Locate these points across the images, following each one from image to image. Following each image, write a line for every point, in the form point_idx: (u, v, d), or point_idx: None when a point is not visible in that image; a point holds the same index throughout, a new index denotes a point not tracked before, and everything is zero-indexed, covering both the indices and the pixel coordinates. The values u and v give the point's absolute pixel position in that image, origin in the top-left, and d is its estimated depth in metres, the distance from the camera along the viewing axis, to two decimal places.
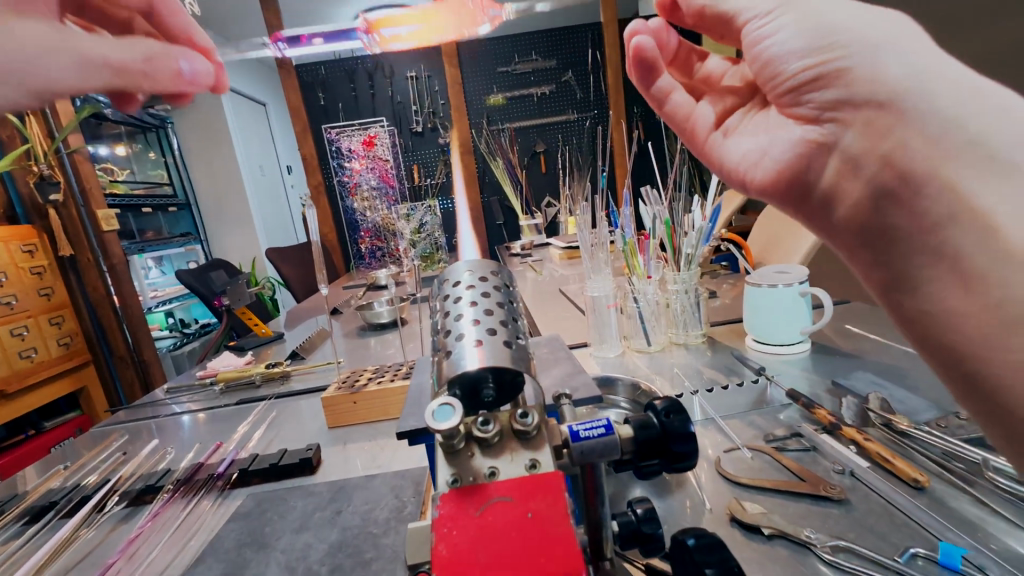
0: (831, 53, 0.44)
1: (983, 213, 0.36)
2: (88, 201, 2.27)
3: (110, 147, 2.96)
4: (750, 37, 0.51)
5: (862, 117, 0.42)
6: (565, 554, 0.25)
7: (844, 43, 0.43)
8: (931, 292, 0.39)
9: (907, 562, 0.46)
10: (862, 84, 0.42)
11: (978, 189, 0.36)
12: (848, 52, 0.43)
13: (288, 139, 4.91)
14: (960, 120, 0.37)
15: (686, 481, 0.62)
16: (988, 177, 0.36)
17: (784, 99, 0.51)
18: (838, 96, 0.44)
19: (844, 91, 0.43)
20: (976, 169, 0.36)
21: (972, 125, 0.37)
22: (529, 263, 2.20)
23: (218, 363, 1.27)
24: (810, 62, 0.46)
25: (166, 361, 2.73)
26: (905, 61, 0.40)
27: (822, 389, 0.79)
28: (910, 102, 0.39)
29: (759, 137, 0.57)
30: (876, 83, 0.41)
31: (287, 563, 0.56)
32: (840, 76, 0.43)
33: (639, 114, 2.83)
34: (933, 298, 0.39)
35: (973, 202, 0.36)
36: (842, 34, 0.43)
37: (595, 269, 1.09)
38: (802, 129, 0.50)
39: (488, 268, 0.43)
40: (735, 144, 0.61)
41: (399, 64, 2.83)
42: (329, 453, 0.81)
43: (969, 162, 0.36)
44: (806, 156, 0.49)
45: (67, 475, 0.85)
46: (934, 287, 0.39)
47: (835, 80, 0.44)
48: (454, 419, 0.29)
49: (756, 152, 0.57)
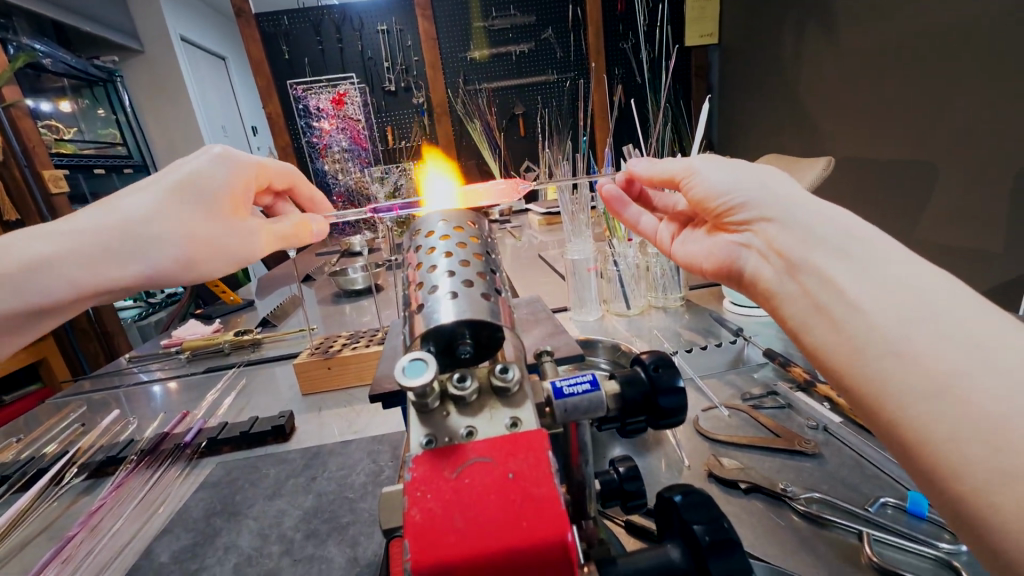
0: (736, 185, 0.51)
1: (838, 280, 0.38)
2: (33, 161, 1.95)
3: (55, 103, 2.43)
4: (678, 174, 0.60)
5: (768, 231, 0.46)
6: (547, 515, 0.23)
7: (745, 176, 0.51)
8: (813, 341, 0.40)
9: (877, 511, 0.47)
10: (764, 206, 0.48)
11: (835, 265, 0.39)
12: (748, 183, 0.50)
13: (250, 98, 4.62)
14: (831, 225, 0.42)
15: (665, 439, 0.62)
16: (842, 257, 0.39)
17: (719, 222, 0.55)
18: (750, 216, 0.49)
19: (755, 212, 0.49)
20: (834, 255, 0.40)
21: (831, 228, 0.41)
22: (508, 229, 2.15)
23: (184, 332, 1.21)
24: (719, 198, 0.53)
25: (132, 332, 2.59)
26: (787, 193, 0.47)
27: (796, 349, 0.81)
28: (791, 217, 0.45)
29: (708, 250, 0.60)
30: (771, 205, 0.47)
31: (259, 531, 0.55)
32: (747, 202, 0.50)
33: (621, 76, 2.74)
34: (815, 344, 0.39)
35: (830, 274, 0.39)
36: (738, 181, 0.51)
37: (576, 232, 1.07)
38: (739, 247, 0.52)
39: (464, 219, 0.40)
40: (695, 252, 0.64)
41: (367, 15, 2.61)
42: (303, 420, 0.79)
43: (843, 259, 0.39)
44: (738, 271, 0.53)
45: (21, 449, 0.81)
46: (815, 332, 0.40)
47: (744, 204, 0.50)
48: (427, 375, 0.26)
49: (712, 259, 0.59)
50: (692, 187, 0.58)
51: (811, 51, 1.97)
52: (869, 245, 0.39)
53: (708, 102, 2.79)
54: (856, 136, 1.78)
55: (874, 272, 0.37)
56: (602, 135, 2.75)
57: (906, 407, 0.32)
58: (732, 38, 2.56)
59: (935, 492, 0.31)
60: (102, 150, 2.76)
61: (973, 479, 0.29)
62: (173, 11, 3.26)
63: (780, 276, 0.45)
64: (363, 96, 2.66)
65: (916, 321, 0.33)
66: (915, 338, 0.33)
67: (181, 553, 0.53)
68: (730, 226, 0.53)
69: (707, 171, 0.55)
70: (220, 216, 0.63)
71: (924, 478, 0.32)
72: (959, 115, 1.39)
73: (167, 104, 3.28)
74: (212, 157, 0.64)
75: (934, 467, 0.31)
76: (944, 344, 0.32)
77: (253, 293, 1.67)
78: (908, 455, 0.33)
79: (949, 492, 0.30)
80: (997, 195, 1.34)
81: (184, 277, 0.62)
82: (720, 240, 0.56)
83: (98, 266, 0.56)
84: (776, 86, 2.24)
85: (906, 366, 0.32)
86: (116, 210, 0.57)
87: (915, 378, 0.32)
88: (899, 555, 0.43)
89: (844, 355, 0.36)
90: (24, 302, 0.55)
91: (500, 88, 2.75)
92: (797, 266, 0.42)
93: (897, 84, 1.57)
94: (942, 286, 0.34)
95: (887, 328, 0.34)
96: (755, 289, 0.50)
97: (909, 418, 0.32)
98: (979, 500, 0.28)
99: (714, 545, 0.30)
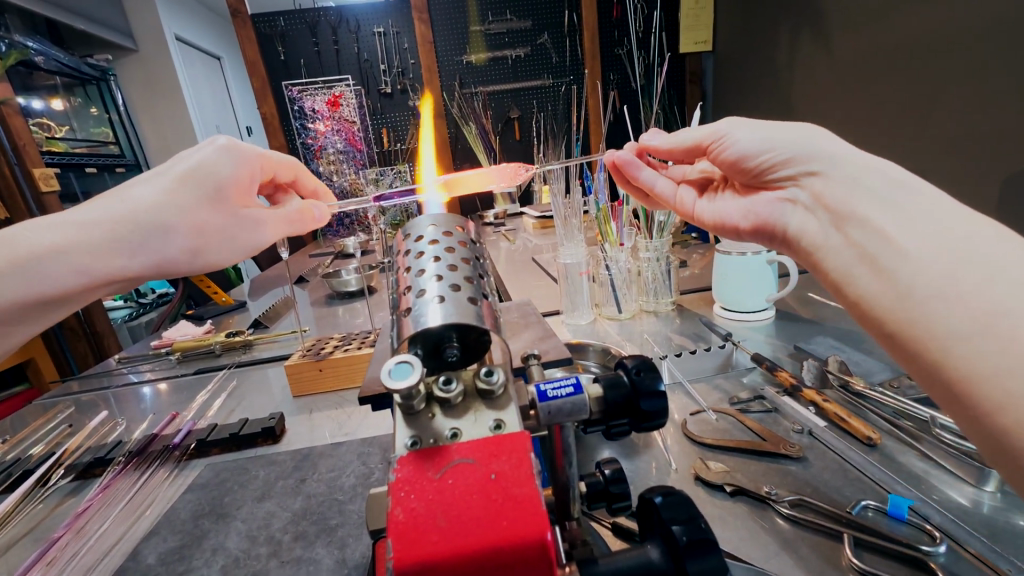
0: (774, 141, 0.53)
1: (887, 229, 0.40)
2: (23, 158, 1.93)
3: (47, 101, 2.42)
4: (712, 139, 0.61)
5: (814, 184, 0.48)
6: (528, 513, 0.24)
7: (783, 133, 0.52)
8: (857, 290, 0.42)
9: (859, 513, 0.48)
10: (806, 159, 0.49)
11: (882, 215, 0.41)
12: (787, 138, 0.52)
13: (245, 98, 4.60)
14: (875, 177, 0.43)
15: (653, 443, 0.63)
16: (889, 207, 0.41)
17: (759, 182, 0.57)
18: (793, 171, 0.51)
19: (797, 166, 0.50)
20: (882, 204, 0.41)
21: (877, 178, 0.43)
22: (502, 232, 2.16)
23: (174, 332, 1.20)
24: (758, 157, 0.55)
25: (122, 332, 2.56)
26: (828, 146, 0.49)
27: (784, 353, 0.82)
28: (835, 170, 0.46)
29: (744, 210, 0.62)
30: (813, 158, 0.49)
31: (248, 532, 0.55)
32: (789, 157, 0.51)
33: (616, 81, 2.76)
34: (860, 294, 0.42)
35: (877, 224, 0.41)
36: (777, 139, 0.52)
37: (568, 236, 1.08)
38: (781, 204, 0.54)
39: (455, 223, 0.41)
40: (727, 214, 0.65)
41: (364, 18, 2.61)
42: (293, 423, 0.78)
43: (889, 210, 0.41)
44: (780, 227, 0.55)
45: (8, 449, 0.80)
46: (859, 282, 0.42)
47: (785, 160, 0.52)
48: (412, 378, 0.27)
49: (751, 217, 0.60)
50: (724, 151, 0.59)
51: (804, 60, 2.00)
52: (915, 194, 0.40)
53: (700, 109, 2.83)
54: (846, 145, 1.81)
55: (921, 220, 0.39)
56: (596, 139, 2.78)
57: (952, 348, 0.34)
58: (726, 46, 2.60)
59: (977, 425, 0.34)
60: (94, 149, 2.74)
61: (1018, 413, 0.31)
62: (169, 10, 3.25)
63: (824, 228, 0.47)
64: (358, 98, 2.67)
65: (965, 266, 0.35)
66: (965, 281, 0.35)
67: (168, 555, 0.53)
68: (772, 183, 0.55)
69: (741, 133, 0.56)
70: (227, 206, 0.63)
71: (966, 414, 0.34)
72: (947, 124, 1.42)
73: (162, 104, 3.27)
74: (218, 147, 0.63)
75: (977, 403, 0.33)
76: (992, 288, 0.33)
77: (245, 294, 1.66)
78: (951, 394, 0.35)
79: (991, 425, 0.32)
80: (984, 203, 1.37)
81: (191, 266, 0.62)
82: (758, 199, 0.58)
83: (108, 256, 0.56)
84: (769, 93, 2.27)
85: (954, 311, 0.34)
86: (125, 199, 0.57)
87: (965, 321, 0.34)
88: (878, 559, 0.44)
89: (891, 303, 0.38)
90: (30, 292, 0.54)
91: (496, 92, 2.76)
92: (843, 218, 0.44)
93: (887, 93, 1.60)
94: (986, 232, 0.36)
95: (935, 275, 0.36)
96: (800, 244, 0.52)
97: (957, 359, 0.34)
98: (1019, 429, 0.31)
99: (691, 545, 0.31)
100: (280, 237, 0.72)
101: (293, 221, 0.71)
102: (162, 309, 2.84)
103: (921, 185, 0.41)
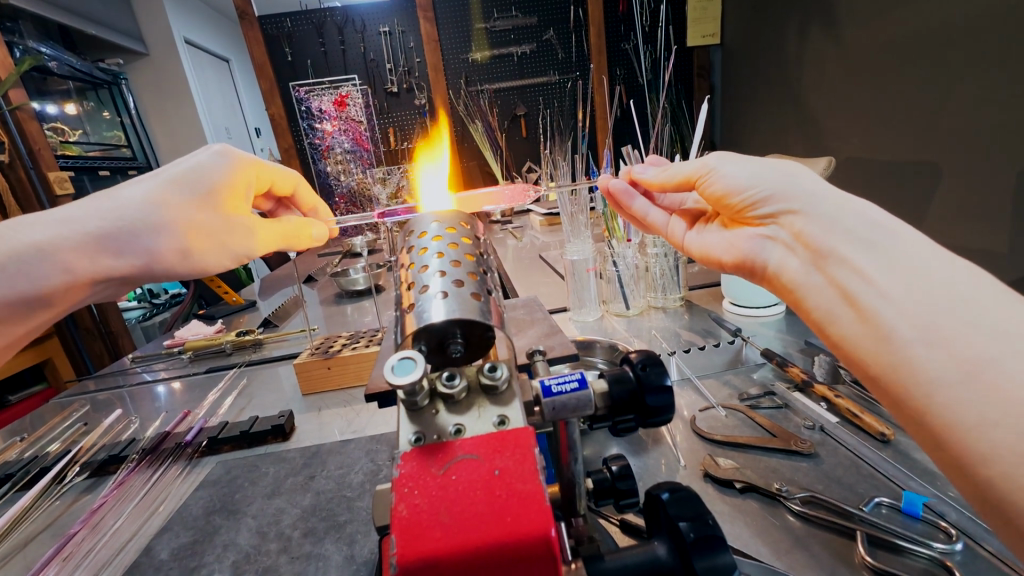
0: (760, 178, 0.52)
1: (866, 271, 0.39)
2: (38, 162, 1.96)
3: (60, 105, 2.45)
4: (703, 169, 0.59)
5: (796, 224, 0.47)
6: (531, 511, 0.24)
7: (771, 172, 0.51)
8: (839, 331, 0.41)
9: (872, 510, 0.47)
10: (791, 196, 0.48)
11: (862, 255, 0.40)
12: (774, 176, 0.50)
13: (253, 100, 4.65)
14: (852, 212, 0.43)
15: (662, 440, 0.62)
16: (868, 246, 0.40)
17: (746, 219, 0.55)
18: (778, 210, 0.50)
19: (781, 202, 0.49)
20: (863, 245, 0.41)
21: (857, 220, 0.42)
22: (510, 230, 2.17)
23: (186, 332, 1.22)
24: (740, 193, 0.54)
25: (136, 332, 2.59)
26: (809, 186, 0.48)
27: (795, 349, 0.81)
28: (816, 212, 0.46)
29: (729, 247, 0.60)
30: (795, 197, 0.48)
31: (258, 528, 0.55)
32: (774, 192, 0.50)
33: (623, 76, 2.74)
34: (842, 334, 0.41)
35: (858, 264, 0.40)
36: (761, 176, 0.52)
37: (575, 233, 1.08)
38: (767, 243, 0.52)
39: (457, 220, 0.41)
40: (714, 246, 0.64)
41: (369, 17, 2.61)
42: (302, 420, 0.79)
43: (865, 251, 0.40)
44: (760, 263, 0.54)
45: (25, 448, 0.82)
46: (842, 322, 0.41)
47: (771, 195, 0.50)
48: (415, 374, 0.27)
49: (736, 253, 0.59)
50: (711, 184, 0.58)
51: (813, 52, 1.96)
52: (894, 235, 0.40)
53: (709, 103, 2.80)
54: (858, 136, 1.77)
55: (900, 260, 0.38)
56: (603, 134, 2.76)
57: (936, 395, 0.34)
58: (735, 39, 2.55)
59: (961, 473, 0.33)
60: (107, 153, 2.77)
61: (1003, 465, 0.30)
62: (177, 13, 3.28)
63: (806, 268, 0.46)
64: (365, 97, 2.68)
65: (945, 310, 0.35)
66: (944, 326, 0.34)
67: (180, 551, 0.54)
68: (755, 219, 0.53)
69: (728, 164, 0.55)
70: (220, 209, 0.63)
71: (951, 462, 0.34)
72: (964, 113, 1.38)
73: (173, 107, 3.31)
74: (213, 153, 0.65)
75: (960, 453, 0.33)
76: (974, 333, 0.33)
77: (256, 294, 1.68)
78: (936, 441, 0.34)
79: (977, 476, 0.32)
80: (1002, 193, 1.34)
81: (182, 269, 0.61)
82: (741, 233, 0.58)
83: (93, 255, 0.55)
84: (778, 86, 2.23)
85: (935, 355, 0.34)
86: (114, 198, 0.56)
87: (946, 367, 0.33)
88: (890, 554, 0.43)
89: (871, 345, 0.38)
90: (11, 291, 0.52)
91: (502, 89, 2.75)
92: (824, 258, 0.43)
93: (898, 84, 1.57)
94: (968, 275, 0.36)
95: (917, 318, 0.35)
96: (779, 282, 0.51)
97: (939, 406, 0.33)
98: (1007, 483, 0.30)
99: (698, 542, 0.31)
100: (274, 248, 0.73)
101: (288, 234, 0.73)
102: (176, 308, 2.86)
103: (901, 224, 0.40)
